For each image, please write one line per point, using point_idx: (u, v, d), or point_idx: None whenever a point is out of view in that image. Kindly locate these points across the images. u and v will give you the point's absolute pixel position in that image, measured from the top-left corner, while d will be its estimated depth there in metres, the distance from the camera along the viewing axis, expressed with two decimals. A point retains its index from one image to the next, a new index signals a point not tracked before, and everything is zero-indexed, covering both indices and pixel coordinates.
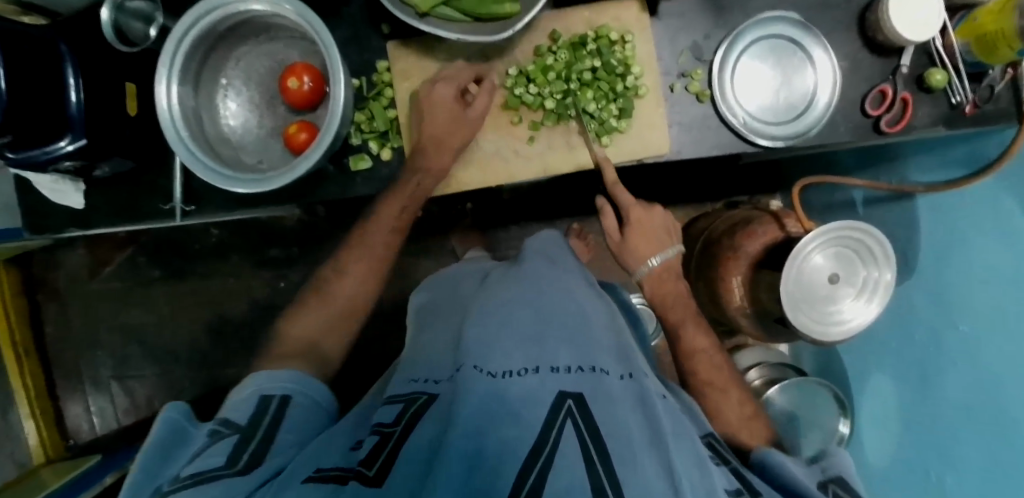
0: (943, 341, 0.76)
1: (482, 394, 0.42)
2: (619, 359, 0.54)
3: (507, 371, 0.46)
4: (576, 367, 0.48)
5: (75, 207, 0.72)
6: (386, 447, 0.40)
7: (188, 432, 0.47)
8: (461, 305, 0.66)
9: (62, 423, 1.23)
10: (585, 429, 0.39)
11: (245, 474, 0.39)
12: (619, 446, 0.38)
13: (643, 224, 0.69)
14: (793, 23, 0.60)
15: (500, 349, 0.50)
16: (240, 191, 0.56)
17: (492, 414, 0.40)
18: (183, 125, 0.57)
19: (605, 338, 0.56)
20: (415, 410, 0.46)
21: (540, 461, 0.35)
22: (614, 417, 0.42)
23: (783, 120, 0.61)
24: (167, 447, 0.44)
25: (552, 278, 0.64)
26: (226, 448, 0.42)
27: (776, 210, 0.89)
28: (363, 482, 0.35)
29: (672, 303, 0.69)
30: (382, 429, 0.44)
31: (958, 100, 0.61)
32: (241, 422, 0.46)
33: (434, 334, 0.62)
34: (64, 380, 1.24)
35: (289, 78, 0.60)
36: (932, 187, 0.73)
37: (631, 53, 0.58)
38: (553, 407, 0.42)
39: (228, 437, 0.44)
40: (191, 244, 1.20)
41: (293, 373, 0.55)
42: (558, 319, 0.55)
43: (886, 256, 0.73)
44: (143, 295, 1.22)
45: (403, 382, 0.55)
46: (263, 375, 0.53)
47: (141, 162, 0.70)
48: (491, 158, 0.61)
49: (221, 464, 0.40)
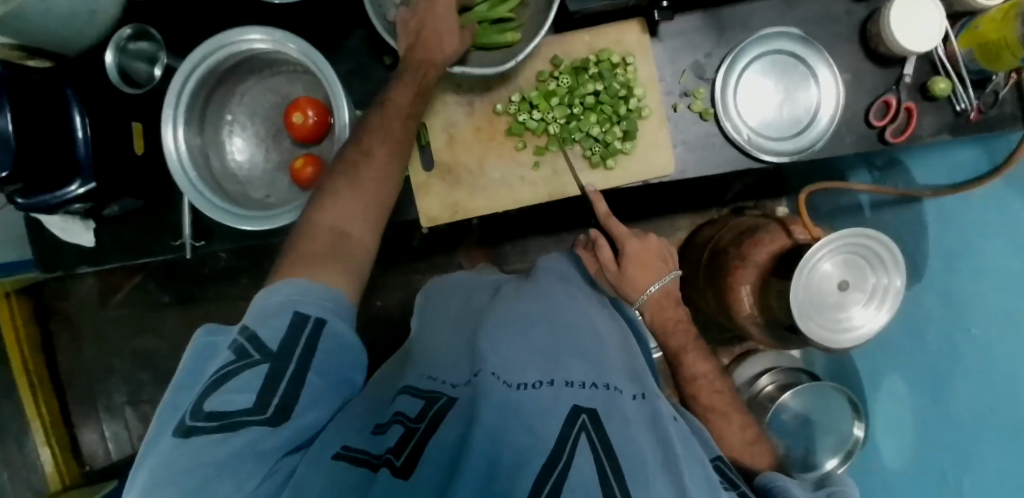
0: (957, 344, 0.74)
1: (498, 403, 0.41)
2: (632, 379, 0.51)
3: (523, 383, 0.45)
4: (590, 383, 0.46)
5: (85, 245, 0.72)
6: (411, 441, 0.39)
7: (217, 344, 0.42)
8: (476, 316, 0.64)
9: (77, 449, 1.24)
10: (600, 445, 0.37)
11: (276, 428, 0.37)
12: (633, 466, 0.36)
13: (640, 254, 0.68)
14: (793, 38, 0.60)
15: (515, 361, 0.49)
16: (248, 228, 0.58)
17: (508, 427, 0.38)
18: (191, 167, 0.59)
19: (617, 359, 0.54)
20: (439, 407, 0.44)
21: (553, 479, 0.34)
22: (630, 435, 0.40)
23: (787, 134, 0.61)
24: (195, 366, 0.40)
25: (565, 296, 0.64)
26: (255, 384, 0.38)
27: (784, 217, 0.88)
28: (392, 471, 0.35)
29: (674, 328, 0.69)
30: (407, 422, 0.41)
31: (963, 107, 0.60)
32: (271, 348, 0.40)
33: (438, 344, 0.61)
34: (78, 407, 1.23)
35: (294, 114, 0.61)
36: (938, 191, 0.73)
37: (633, 75, 0.58)
38: (566, 420, 0.40)
39: (258, 366, 0.39)
40: (201, 269, 1.21)
41: (328, 290, 0.45)
42: (571, 339, 0.54)
43: (896, 262, 0.72)
44: (154, 320, 1.23)
45: (418, 378, 0.53)
46: (299, 279, 0.45)
47: (150, 200, 0.71)
48: (498, 185, 0.61)
49: (251, 409, 0.36)
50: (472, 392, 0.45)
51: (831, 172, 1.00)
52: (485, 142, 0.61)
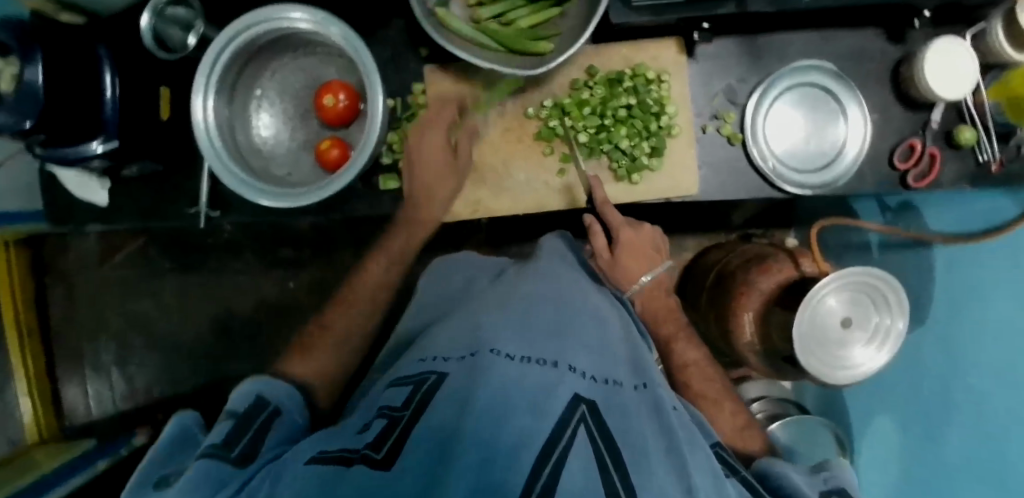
0: (952, 390, 0.76)
1: (499, 381, 0.41)
2: (634, 371, 0.53)
3: (525, 357, 0.46)
4: (592, 375, 0.47)
5: (99, 204, 0.72)
6: (393, 435, 0.37)
7: (194, 438, 0.47)
8: (475, 300, 0.64)
9: (58, 404, 1.23)
10: (600, 438, 0.38)
11: (242, 462, 0.38)
12: (634, 454, 0.38)
13: (634, 243, 0.66)
14: (829, 73, 0.60)
15: (517, 340, 0.49)
16: (266, 205, 0.57)
17: (511, 401, 0.38)
18: (217, 136, 0.58)
19: (621, 350, 0.55)
20: (426, 390, 0.44)
21: (552, 462, 0.33)
22: (631, 427, 0.41)
23: (812, 167, 0.61)
24: (172, 450, 0.44)
25: (564, 278, 0.64)
26: (224, 434, 0.42)
27: (791, 247, 0.88)
28: (370, 464, 0.33)
29: (664, 316, 0.69)
30: (391, 412, 0.42)
31: (985, 158, 0.61)
32: (238, 413, 0.46)
33: (438, 329, 0.60)
34: (65, 362, 1.23)
35: (325, 96, 0.61)
36: (949, 239, 0.76)
37: (666, 93, 0.59)
38: (567, 407, 0.40)
39: (225, 424, 0.44)
40: (204, 239, 1.20)
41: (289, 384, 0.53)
42: (574, 327, 0.54)
43: (900, 303, 0.72)
44: (152, 285, 1.22)
45: (412, 362, 0.53)
46: (259, 377, 0.52)
47: (169, 164, 0.71)
48: (522, 188, 0.62)
49: (219, 449, 0.39)
50: (472, 368, 0.45)
51: None
52: (513, 144, 0.61)
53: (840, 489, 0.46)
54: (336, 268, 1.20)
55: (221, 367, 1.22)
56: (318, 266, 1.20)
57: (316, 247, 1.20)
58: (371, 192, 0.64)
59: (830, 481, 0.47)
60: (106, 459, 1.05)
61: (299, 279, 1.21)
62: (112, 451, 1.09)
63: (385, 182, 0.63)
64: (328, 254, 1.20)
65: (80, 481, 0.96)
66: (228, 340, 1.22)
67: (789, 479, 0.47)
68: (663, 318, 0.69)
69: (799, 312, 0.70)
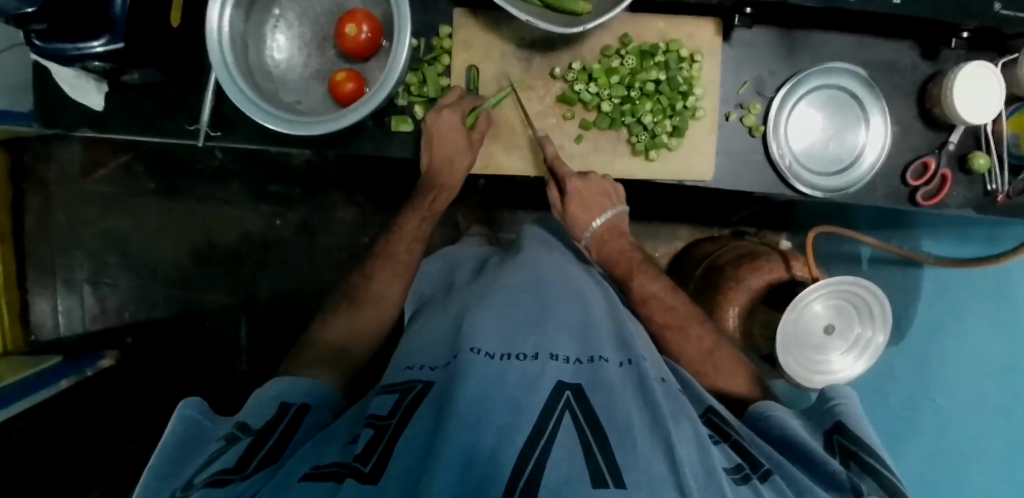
0: (921, 409, 0.82)
1: (479, 380, 0.42)
2: (619, 345, 0.52)
3: (506, 354, 0.46)
4: (574, 358, 0.48)
5: (93, 108, 0.68)
6: (380, 444, 0.39)
7: (205, 429, 0.46)
8: (460, 293, 0.64)
9: (26, 316, 1.19)
10: (584, 419, 0.40)
11: (248, 478, 0.38)
12: (620, 433, 0.39)
13: (581, 194, 0.60)
14: (858, 79, 0.60)
15: (495, 334, 0.50)
16: (271, 128, 0.54)
17: (491, 401, 0.40)
18: (229, 52, 0.55)
19: (607, 329, 0.55)
20: (412, 399, 0.45)
21: (539, 447, 0.36)
22: (614, 404, 0.42)
23: (828, 171, 0.61)
24: (182, 446, 0.44)
25: (553, 264, 0.64)
26: (239, 450, 0.41)
27: (783, 250, 0.89)
28: (358, 479, 0.35)
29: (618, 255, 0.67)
30: (376, 421, 0.43)
31: (994, 187, 0.61)
32: (255, 427, 0.45)
33: (422, 329, 0.60)
34: (36, 275, 1.19)
35: (347, 25, 0.58)
36: (941, 261, 0.78)
37: (696, 73, 0.59)
38: (551, 395, 0.42)
39: (242, 440, 0.43)
40: (192, 164, 1.17)
41: (313, 383, 0.53)
42: (558, 312, 0.54)
43: (883, 317, 0.74)
44: (135, 205, 1.19)
45: (397, 371, 0.53)
46: (279, 381, 0.52)
47: (173, 76, 0.67)
48: (535, 151, 0.62)
49: (232, 466, 0.39)
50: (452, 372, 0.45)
51: None
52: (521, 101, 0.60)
53: (840, 423, 0.49)
54: (325, 211, 1.18)
55: (199, 298, 1.20)
56: (309, 207, 1.18)
57: (309, 187, 1.18)
58: (381, 131, 0.62)
59: (835, 413, 0.50)
60: (68, 378, 1.01)
61: (287, 218, 1.19)
62: (75, 370, 1.04)
63: (396, 123, 0.61)
64: (320, 195, 1.18)
65: (44, 396, 0.94)
66: (207, 272, 1.20)
67: (786, 426, 0.49)
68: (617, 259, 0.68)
69: (783, 315, 0.71)
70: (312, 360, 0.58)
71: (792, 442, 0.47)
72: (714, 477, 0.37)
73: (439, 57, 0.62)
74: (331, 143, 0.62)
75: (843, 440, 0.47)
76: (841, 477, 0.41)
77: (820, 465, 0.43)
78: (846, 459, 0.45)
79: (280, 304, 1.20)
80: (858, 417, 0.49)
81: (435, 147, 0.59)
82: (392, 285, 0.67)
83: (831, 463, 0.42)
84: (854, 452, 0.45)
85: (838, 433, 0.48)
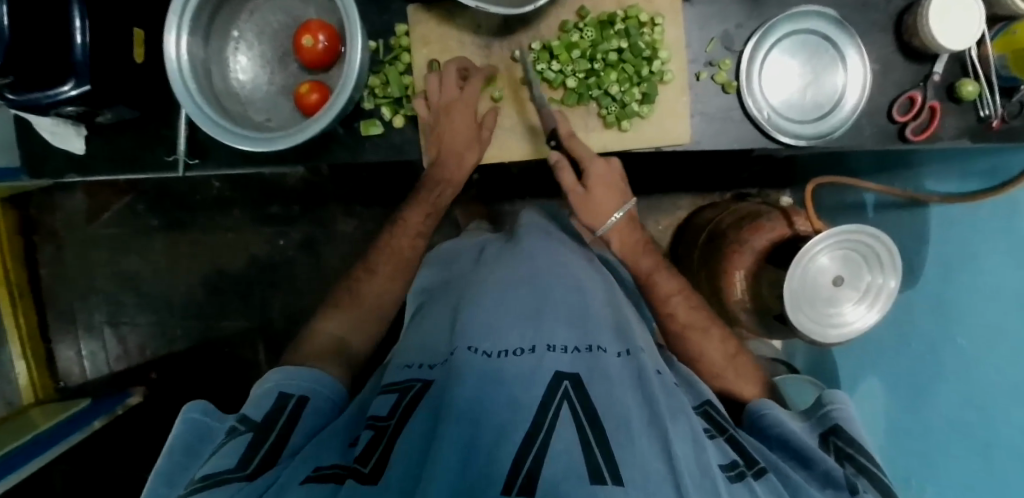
0: (939, 359, 0.76)
1: (476, 379, 0.41)
2: (617, 335, 0.51)
3: (503, 350, 0.45)
4: (573, 347, 0.46)
5: (76, 152, 0.69)
6: (380, 445, 0.39)
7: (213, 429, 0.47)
8: (460, 285, 0.63)
9: (52, 365, 1.22)
10: (583, 410, 0.39)
11: (253, 478, 0.39)
12: (618, 426, 0.38)
13: (604, 179, 0.60)
14: (827, 20, 0.58)
15: (492, 328, 0.49)
16: (242, 148, 0.54)
17: (489, 399, 0.39)
18: (191, 77, 0.55)
19: (604, 316, 0.54)
20: (411, 400, 0.45)
21: (538, 441, 0.36)
22: (614, 398, 0.41)
23: (809, 118, 0.60)
24: (190, 449, 0.45)
25: (546, 251, 0.62)
26: (240, 447, 0.42)
27: (786, 206, 0.86)
28: (358, 480, 0.35)
29: (642, 251, 0.64)
30: (376, 422, 0.43)
31: (987, 113, 0.59)
32: (255, 420, 0.46)
33: (422, 325, 0.60)
34: (57, 323, 1.22)
35: (303, 36, 0.58)
36: (946, 198, 0.75)
37: (659, 36, 0.58)
38: (550, 388, 0.41)
39: (243, 435, 0.44)
40: (191, 196, 1.19)
41: (313, 371, 0.53)
42: (554, 300, 0.53)
43: (893, 264, 0.71)
44: (141, 243, 1.21)
45: (397, 369, 0.52)
46: (281, 371, 0.52)
47: (147, 111, 0.68)
48: (508, 138, 0.62)
49: (232, 468, 0.40)
50: (450, 369, 0.45)
51: (840, 168, 0.99)
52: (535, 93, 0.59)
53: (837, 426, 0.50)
54: (325, 225, 1.19)
55: (215, 326, 1.22)
56: (308, 223, 1.19)
57: (306, 203, 1.18)
58: (352, 138, 0.62)
59: (830, 417, 0.51)
60: (100, 418, 1.03)
61: (290, 237, 1.20)
62: (106, 410, 1.07)
63: (366, 127, 0.61)
64: (317, 210, 1.18)
65: (80, 436, 0.96)
66: (219, 300, 1.21)
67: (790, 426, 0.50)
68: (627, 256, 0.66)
69: (788, 272, 0.70)
70: (311, 359, 0.57)
71: (790, 442, 0.48)
72: (708, 477, 0.36)
73: (399, 55, 0.62)
74: (308, 155, 0.63)
75: (840, 442, 0.48)
76: (836, 475, 0.44)
77: (816, 464, 0.45)
78: (840, 459, 0.47)
79: (294, 324, 1.21)
80: (855, 422, 0.50)
81: None
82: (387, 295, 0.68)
83: (826, 463, 0.45)
84: (849, 454, 0.47)
85: (834, 435, 0.49)
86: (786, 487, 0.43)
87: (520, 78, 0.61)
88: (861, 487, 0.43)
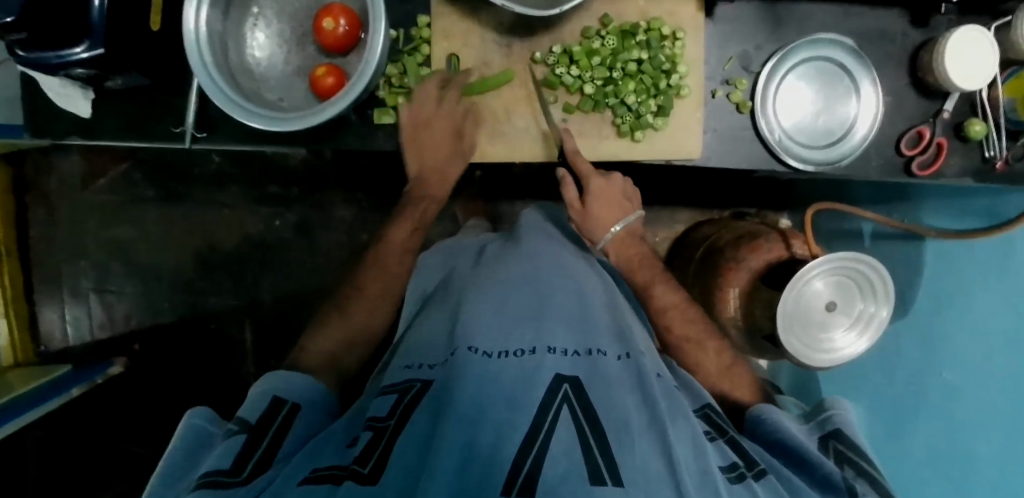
0: (920, 387, 0.77)
1: (475, 381, 0.41)
2: (618, 338, 0.52)
3: (503, 351, 0.45)
4: (573, 351, 0.46)
5: (81, 115, 0.68)
6: (379, 445, 0.39)
7: (211, 438, 0.47)
8: (460, 285, 0.63)
9: (35, 328, 1.21)
10: (583, 413, 0.39)
11: (248, 482, 0.39)
12: (617, 428, 0.39)
13: (605, 193, 0.63)
14: (845, 49, 0.59)
15: (492, 330, 0.49)
16: (255, 127, 0.53)
17: (489, 399, 0.39)
18: (208, 49, 0.54)
19: (604, 320, 0.54)
20: (411, 399, 0.45)
21: (538, 442, 0.36)
22: (614, 401, 0.41)
23: (819, 144, 0.61)
24: (189, 456, 0.44)
25: (549, 254, 0.62)
26: (234, 449, 0.42)
27: (785, 228, 0.87)
28: (358, 480, 0.35)
29: (639, 264, 0.67)
30: (375, 424, 0.43)
31: (992, 154, 0.60)
32: (252, 421, 0.46)
33: (425, 323, 0.60)
34: (43, 286, 1.21)
35: (324, 19, 0.58)
36: (944, 234, 0.74)
37: (679, 50, 0.58)
38: (550, 390, 0.41)
39: (237, 436, 0.44)
40: (190, 169, 1.17)
41: (307, 381, 0.54)
42: (555, 302, 0.53)
43: (886, 293, 0.72)
44: (134, 212, 1.19)
45: (397, 370, 0.52)
46: (276, 376, 0.53)
47: (157, 80, 0.67)
48: (520, 137, 0.61)
49: (227, 469, 0.40)
50: (450, 370, 0.45)
51: (840, 196, 1.00)
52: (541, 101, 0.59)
53: (837, 431, 0.51)
54: (324, 209, 1.18)
55: (203, 302, 1.21)
56: (307, 206, 1.18)
57: (306, 186, 1.18)
58: (364, 124, 0.62)
59: (831, 422, 0.52)
60: (78, 387, 1.01)
61: (286, 219, 1.19)
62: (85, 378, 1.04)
63: (379, 115, 0.62)
64: (317, 194, 1.18)
65: (55, 404, 0.93)
66: (210, 276, 1.20)
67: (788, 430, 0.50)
68: (629, 265, 0.66)
69: (783, 293, 0.70)
70: None
71: (789, 445, 0.49)
72: (708, 477, 0.37)
73: (419, 46, 0.62)
74: (318, 138, 0.63)
75: (839, 446, 0.49)
76: (835, 478, 0.44)
77: (816, 468, 0.46)
78: (840, 462, 0.48)
79: (283, 306, 1.20)
80: (854, 428, 0.51)
81: (427, 144, 0.62)
82: (383, 286, 0.68)
83: (827, 466, 0.45)
84: (848, 457, 0.48)
85: (833, 440, 0.50)
86: (785, 488, 0.44)
87: (537, 79, 0.61)
88: (859, 489, 0.44)
